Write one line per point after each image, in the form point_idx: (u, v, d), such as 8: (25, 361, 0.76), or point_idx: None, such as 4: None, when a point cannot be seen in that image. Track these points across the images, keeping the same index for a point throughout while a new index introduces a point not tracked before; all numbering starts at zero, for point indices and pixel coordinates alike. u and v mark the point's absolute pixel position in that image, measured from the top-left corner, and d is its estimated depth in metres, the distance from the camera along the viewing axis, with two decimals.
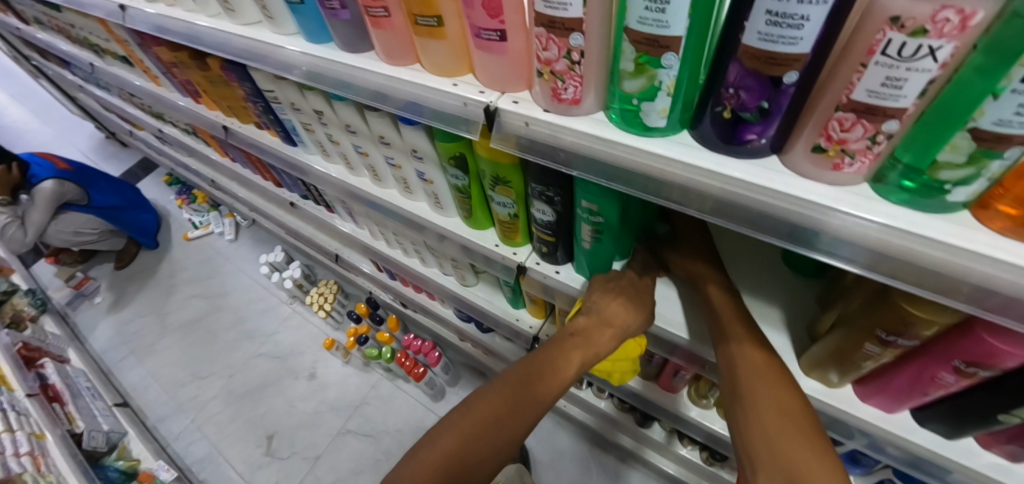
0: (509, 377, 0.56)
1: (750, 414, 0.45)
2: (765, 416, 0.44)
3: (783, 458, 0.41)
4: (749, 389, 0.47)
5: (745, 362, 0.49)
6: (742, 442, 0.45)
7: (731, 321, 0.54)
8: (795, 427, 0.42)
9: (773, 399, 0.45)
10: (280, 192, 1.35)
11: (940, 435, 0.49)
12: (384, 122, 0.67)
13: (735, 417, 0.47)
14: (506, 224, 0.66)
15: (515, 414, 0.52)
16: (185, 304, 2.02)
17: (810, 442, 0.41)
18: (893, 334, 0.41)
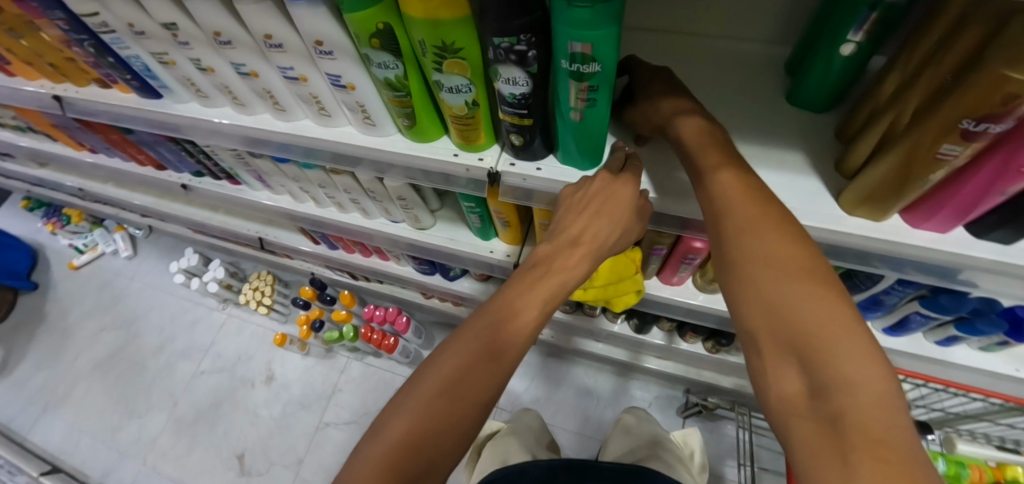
0: (466, 332, 0.47)
1: (751, 283, 0.36)
2: (769, 282, 0.35)
3: (795, 331, 0.33)
4: (747, 250, 0.37)
5: (739, 216, 0.38)
6: (740, 315, 0.37)
7: (715, 168, 0.42)
8: (812, 287, 0.34)
9: (779, 258, 0.35)
10: (164, 175, 1.06)
11: (1001, 242, 0.45)
12: (264, 12, 0.46)
13: (731, 285, 0.38)
14: (463, 121, 0.51)
15: (479, 372, 0.44)
16: (92, 341, 1.67)
17: (829, 304, 0.33)
18: (984, 121, 0.34)
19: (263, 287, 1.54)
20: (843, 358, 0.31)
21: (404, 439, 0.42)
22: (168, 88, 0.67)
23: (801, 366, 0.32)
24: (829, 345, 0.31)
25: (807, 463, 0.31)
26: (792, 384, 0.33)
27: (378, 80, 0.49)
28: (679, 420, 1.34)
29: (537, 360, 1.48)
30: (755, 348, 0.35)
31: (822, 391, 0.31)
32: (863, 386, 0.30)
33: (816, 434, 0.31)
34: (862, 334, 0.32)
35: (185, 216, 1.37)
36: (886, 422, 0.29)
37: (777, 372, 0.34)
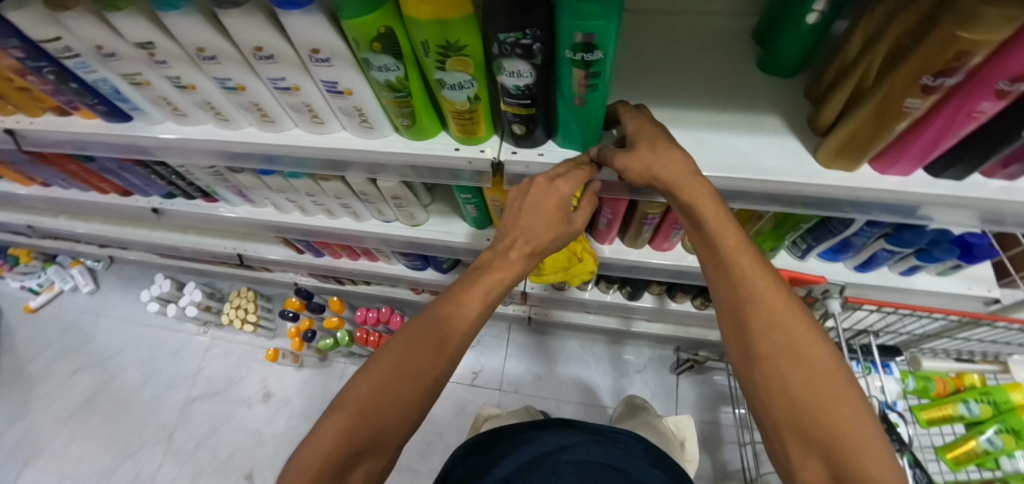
0: (405, 339, 0.48)
1: (778, 374, 0.42)
2: (794, 377, 0.41)
3: (822, 426, 0.39)
4: (775, 345, 0.43)
5: (767, 316, 0.44)
6: (768, 407, 0.43)
7: (738, 259, 0.46)
8: (830, 384, 0.41)
9: (803, 356, 0.42)
10: (131, 201, 1.01)
11: (954, 178, 0.52)
12: (254, 23, 0.45)
13: (756, 381, 0.44)
14: (465, 116, 0.52)
15: (415, 379, 0.45)
16: (63, 385, 1.57)
17: (844, 399, 0.40)
18: (941, 76, 0.39)
19: (245, 304, 1.49)
20: (862, 452, 0.38)
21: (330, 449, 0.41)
22: (140, 110, 0.65)
23: (824, 460, 0.39)
24: (850, 441, 0.38)
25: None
26: (814, 473, 0.40)
27: (378, 83, 0.49)
28: (674, 377, 1.42)
29: (534, 340, 1.51)
30: (781, 440, 0.42)
31: (842, 480, 0.38)
32: (879, 479, 0.37)
33: None
34: (872, 429, 0.39)
35: (153, 242, 1.30)
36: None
37: (802, 464, 0.41)
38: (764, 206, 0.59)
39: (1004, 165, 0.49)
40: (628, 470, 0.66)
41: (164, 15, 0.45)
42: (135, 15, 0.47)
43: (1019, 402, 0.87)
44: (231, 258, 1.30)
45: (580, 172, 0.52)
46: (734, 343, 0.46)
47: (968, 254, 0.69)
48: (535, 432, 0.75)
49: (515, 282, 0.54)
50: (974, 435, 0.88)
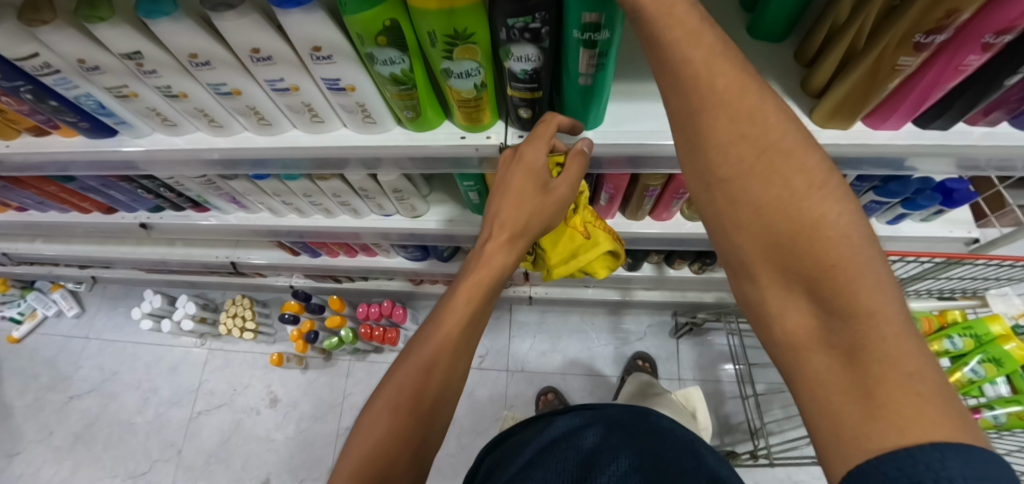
0: (420, 343, 0.51)
1: (751, 210, 0.31)
2: (770, 200, 0.30)
3: (804, 263, 0.29)
4: (734, 173, 0.32)
5: (727, 130, 0.31)
6: (737, 255, 0.33)
7: (687, 56, 0.31)
8: (812, 208, 0.29)
9: (772, 178, 0.30)
10: (117, 218, 0.98)
11: (941, 128, 0.56)
12: (251, 26, 0.44)
13: (718, 218, 0.33)
14: (471, 104, 0.52)
15: (437, 373, 0.50)
16: (61, 414, 1.53)
17: (832, 223, 0.29)
18: (932, 34, 0.41)
19: (242, 312, 1.46)
20: (855, 289, 0.27)
21: (373, 449, 0.45)
22: (126, 123, 0.63)
23: (813, 302, 0.29)
24: (843, 278, 0.28)
25: (822, 405, 0.29)
26: (801, 324, 0.30)
27: (381, 77, 0.49)
28: (674, 341, 1.47)
29: (535, 319, 1.53)
30: (754, 282, 0.32)
31: (834, 330, 0.28)
32: (876, 320, 0.27)
33: (834, 371, 0.28)
34: (876, 265, 0.28)
35: (139, 258, 1.26)
36: (908, 358, 0.26)
37: (784, 309, 0.31)
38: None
39: (986, 112, 0.53)
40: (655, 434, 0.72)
41: (153, 23, 0.44)
42: (121, 25, 0.45)
43: (998, 332, 0.96)
44: (223, 267, 1.27)
45: (541, 130, 0.49)
46: (694, 174, 0.35)
47: (950, 200, 0.73)
48: (553, 418, 0.80)
49: (505, 274, 0.55)
50: (960, 367, 0.98)
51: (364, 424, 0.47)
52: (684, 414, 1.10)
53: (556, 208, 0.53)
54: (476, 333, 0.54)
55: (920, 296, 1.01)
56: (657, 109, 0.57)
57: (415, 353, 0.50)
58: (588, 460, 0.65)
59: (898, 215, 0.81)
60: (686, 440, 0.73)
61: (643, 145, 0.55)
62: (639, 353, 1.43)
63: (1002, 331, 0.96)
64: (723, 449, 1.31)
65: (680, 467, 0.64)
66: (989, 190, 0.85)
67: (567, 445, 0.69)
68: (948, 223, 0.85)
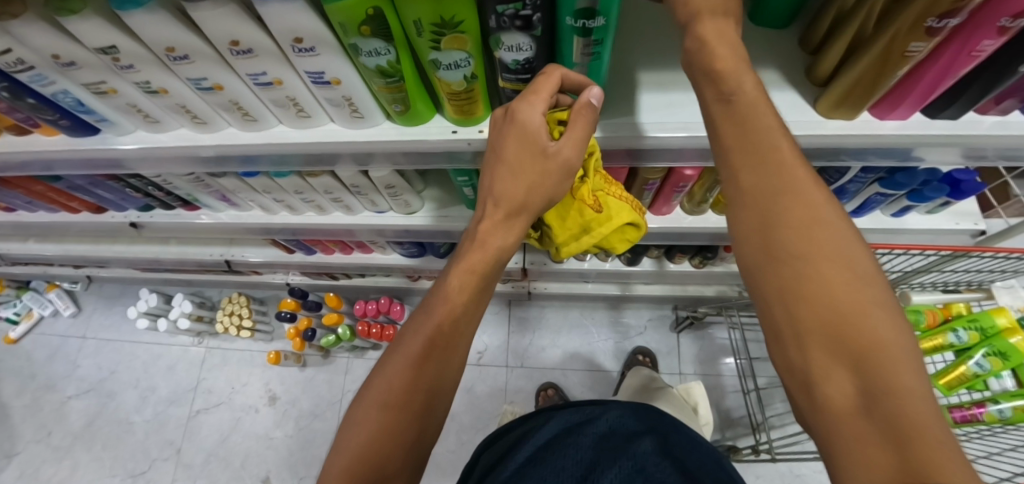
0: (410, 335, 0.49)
1: (801, 276, 0.32)
2: (825, 272, 0.31)
3: (854, 332, 0.29)
4: (787, 239, 0.33)
5: (788, 199, 0.34)
6: (779, 317, 0.33)
7: (766, 133, 0.35)
8: (863, 288, 0.31)
9: (823, 250, 0.32)
10: (107, 217, 0.96)
11: (951, 117, 0.54)
12: (228, 17, 0.42)
13: (764, 279, 0.34)
14: (462, 97, 0.50)
15: (428, 367, 0.47)
16: (59, 414, 1.52)
17: (871, 300, 0.30)
18: (945, 17, 0.39)
19: (239, 310, 1.44)
20: (898, 366, 0.28)
21: (361, 448, 0.44)
22: (108, 120, 0.61)
23: (850, 367, 0.29)
24: (889, 354, 0.28)
25: (857, 467, 0.27)
26: (837, 390, 0.29)
27: (367, 70, 0.47)
28: (674, 336, 1.46)
29: (534, 315, 1.51)
30: (791, 344, 0.32)
31: (873, 394, 0.28)
32: (917, 398, 0.27)
33: (867, 443, 0.27)
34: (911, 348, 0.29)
35: (133, 257, 1.25)
36: (943, 436, 0.26)
37: (825, 374, 0.30)
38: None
39: (998, 101, 0.51)
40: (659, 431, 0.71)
41: (125, 15, 0.42)
42: (93, 17, 0.43)
43: (1004, 325, 0.96)
44: (218, 265, 1.26)
45: (540, 84, 0.43)
46: (744, 232, 0.35)
47: (958, 191, 0.71)
48: (552, 413, 0.78)
49: (501, 258, 0.51)
50: (964, 360, 0.96)
51: (356, 419, 0.46)
52: (684, 409, 1.09)
53: (561, 174, 0.46)
54: (474, 325, 0.51)
55: (924, 289, 1.01)
56: (656, 100, 0.55)
57: (407, 343, 0.49)
58: (590, 462, 0.64)
59: (904, 207, 0.79)
60: (691, 441, 0.71)
61: (641, 138, 0.53)
62: (639, 347, 1.42)
63: (1008, 323, 0.96)
64: (724, 444, 1.30)
65: (686, 468, 0.62)
66: (997, 180, 0.83)
67: (569, 444, 0.68)
68: (954, 215, 0.83)
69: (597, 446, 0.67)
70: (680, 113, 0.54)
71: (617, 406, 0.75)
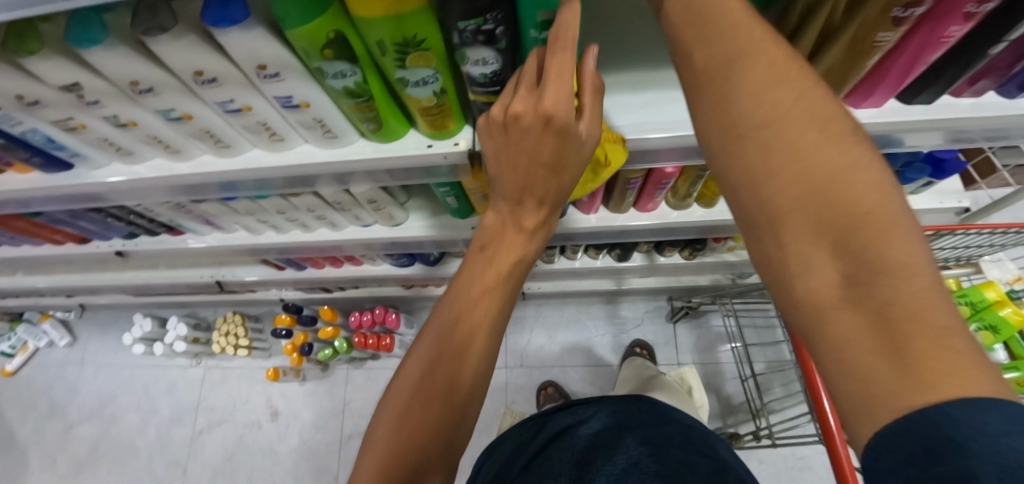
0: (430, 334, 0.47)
1: (772, 148, 0.27)
2: (798, 140, 0.26)
3: (834, 207, 0.25)
4: (749, 107, 0.28)
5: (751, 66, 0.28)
6: (752, 204, 0.28)
7: None
8: (842, 149, 0.26)
9: (793, 126, 0.27)
10: (91, 247, 0.95)
11: (925, 102, 0.54)
12: (190, 46, 0.41)
13: (735, 169, 0.29)
14: (432, 111, 0.49)
15: (459, 365, 0.45)
16: (62, 442, 1.52)
17: (858, 168, 0.25)
18: (912, 6, 0.39)
19: (234, 329, 1.43)
20: (895, 242, 0.24)
21: (395, 446, 0.44)
22: (80, 155, 0.60)
23: (838, 249, 0.25)
24: (875, 227, 0.24)
25: (843, 372, 0.25)
26: (822, 277, 0.26)
27: (335, 91, 0.46)
28: (671, 326, 1.46)
29: (530, 313, 1.51)
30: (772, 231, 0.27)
31: (864, 282, 0.24)
32: (907, 282, 0.23)
33: (861, 337, 0.24)
34: (901, 212, 0.25)
35: (123, 284, 1.23)
36: (943, 329, 0.23)
37: (808, 264, 0.26)
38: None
39: (972, 82, 0.53)
40: (651, 421, 0.72)
41: (85, 53, 0.41)
42: (53, 57, 0.42)
43: (993, 298, 0.97)
44: (209, 286, 1.25)
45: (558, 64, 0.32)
46: (704, 115, 0.30)
47: (939, 170, 0.73)
48: (550, 415, 0.80)
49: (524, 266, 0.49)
50: None
51: (382, 423, 0.46)
52: (681, 397, 1.10)
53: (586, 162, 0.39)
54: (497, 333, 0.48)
55: None
56: (631, 101, 0.55)
57: (426, 348, 0.47)
58: (582, 462, 0.65)
59: None
60: (687, 430, 0.71)
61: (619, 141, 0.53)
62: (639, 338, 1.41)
63: (997, 297, 0.97)
64: (726, 431, 1.31)
65: (675, 460, 0.63)
66: (978, 156, 0.84)
67: (562, 444, 0.70)
68: (939, 194, 0.83)
69: (590, 442, 0.69)
70: (655, 113, 0.54)
71: (609, 403, 0.76)
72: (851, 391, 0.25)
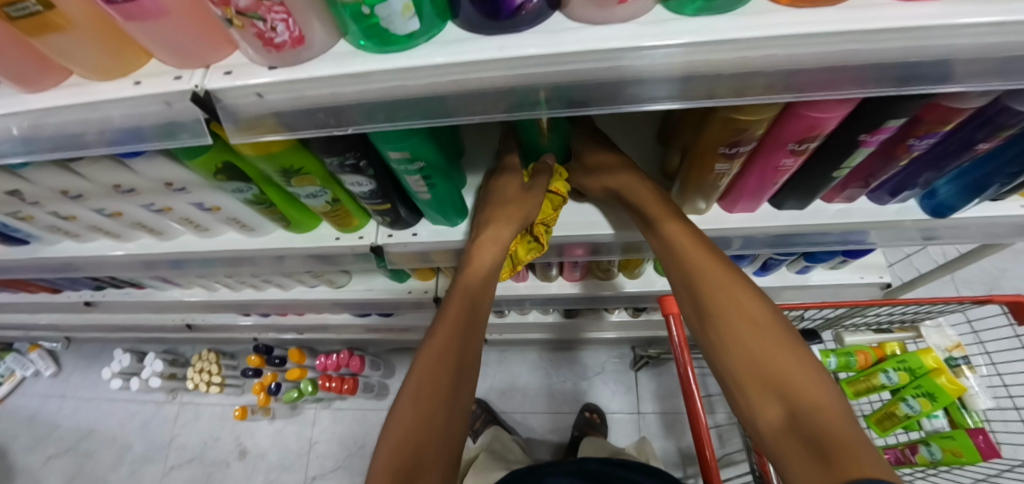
0: (444, 327, 0.52)
1: (455, 317, 0.53)
2: (453, 338, 0.51)
3: (437, 379, 0.48)
4: (472, 293, 0.54)
5: (477, 282, 0.54)
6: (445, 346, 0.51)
7: (487, 258, 0.55)
8: (451, 346, 0.51)
9: (455, 328, 0.52)
10: (62, 297, 1.01)
11: (796, 209, 0.59)
12: (104, 168, 0.47)
13: (455, 308, 0.53)
14: (331, 214, 0.55)
15: (478, 256, 0.54)
16: (38, 473, 1.54)
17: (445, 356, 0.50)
18: (734, 145, 0.44)
19: (207, 367, 1.48)
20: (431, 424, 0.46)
21: (452, 334, 0.51)
22: (35, 234, 0.67)
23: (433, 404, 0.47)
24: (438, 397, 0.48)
25: (397, 441, 0.45)
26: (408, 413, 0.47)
27: (239, 199, 0.52)
28: (633, 374, 1.47)
29: (495, 357, 1.53)
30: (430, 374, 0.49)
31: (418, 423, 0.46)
32: (418, 438, 0.45)
33: (405, 427, 0.46)
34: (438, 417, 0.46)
35: (101, 324, 1.30)
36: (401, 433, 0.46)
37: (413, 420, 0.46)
38: (632, 252, 0.66)
39: (842, 189, 0.57)
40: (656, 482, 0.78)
41: (20, 171, 0.48)
42: None
43: (931, 365, 0.98)
44: (181, 328, 1.31)
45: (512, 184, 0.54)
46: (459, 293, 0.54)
47: (849, 251, 0.77)
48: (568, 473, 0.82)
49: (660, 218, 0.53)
50: (897, 403, 1.00)
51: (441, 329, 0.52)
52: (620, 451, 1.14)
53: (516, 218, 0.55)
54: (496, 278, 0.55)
55: (856, 330, 1.06)
56: None
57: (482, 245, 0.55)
58: None
59: (804, 267, 0.84)
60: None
61: None
62: (589, 403, 1.42)
63: (935, 363, 0.98)
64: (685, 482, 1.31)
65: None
66: None
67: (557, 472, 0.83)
68: (859, 269, 0.87)
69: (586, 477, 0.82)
70: None
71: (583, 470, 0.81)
72: (384, 457, 0.44)
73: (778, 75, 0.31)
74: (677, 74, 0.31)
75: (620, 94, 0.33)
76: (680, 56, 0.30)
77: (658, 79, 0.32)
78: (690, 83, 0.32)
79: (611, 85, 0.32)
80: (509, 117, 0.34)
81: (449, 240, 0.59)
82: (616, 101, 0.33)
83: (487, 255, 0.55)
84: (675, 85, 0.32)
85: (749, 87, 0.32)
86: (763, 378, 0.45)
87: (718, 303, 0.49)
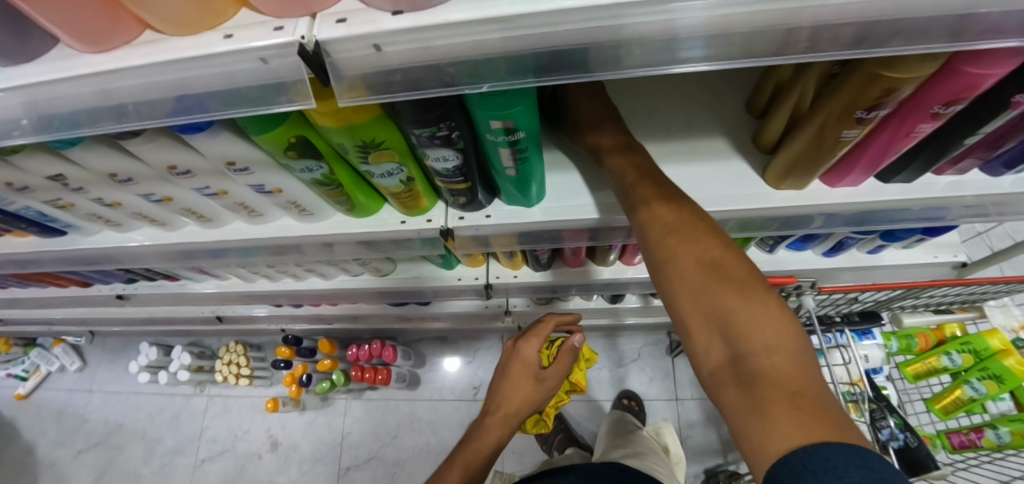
0: (484, 434, 0.66)
1: (492, 424, 0.67)
2: (483, 440, 0.66)
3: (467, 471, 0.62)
4: (507, 405, 0.68)
5: (510, 396, 0.68)
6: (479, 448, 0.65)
7: (520, 382, 0.69)
8: (484, 446, 0.65)
9: (487, 433, 0.66)
10: (93, 290, 0.97)
11: (903, 181, 0.55)
12: (160, 147, 0.42)
13: (495, 419, 0.67)
14: (402, 195, 0.51)
15: (515, 382, 0.69)
16: (69, 468, 1.54)
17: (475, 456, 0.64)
18: (873, 109, 0.39)
19: (235, 359, 1.45)
20: None
21: (486, 439, 0.66)
22: (74, 224, 0.62)
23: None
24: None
25: None
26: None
27: (306, 180, 0.48)
28: (670, 360, 1.44)
29: None
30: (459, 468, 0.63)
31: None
32: None
33: None
34: None
35: (129, 317, 1.27)
36: None
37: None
38: None
39: (956, 162, 0.53)
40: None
41: (66, 152, 0.43)
42: (36, 154, 0.44)
43: (997, 347, 0.92)
44: (210, 320, 1.28)
45: (539, 330, 0.71)
46: (496, 402, 0.69)
47: (931, 229, 0.73)
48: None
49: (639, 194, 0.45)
50: (961, 385, 0.98)
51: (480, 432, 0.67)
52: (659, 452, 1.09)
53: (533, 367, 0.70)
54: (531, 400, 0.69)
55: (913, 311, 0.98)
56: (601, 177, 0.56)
57: (517, 373, 0.70)
58: None
59: (878, 246, 0.80)
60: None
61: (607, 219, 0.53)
62: (626, 391, 1.39)
63: (1001, 345, 0.92)
64: (726, 469, 1.29)
65: None
66: None
67: None
68: (934, 248, 0.83)
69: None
70: None
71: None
72: None
73: (965, 21, 0.25)
74: (710, 30, 0.27)
75: (659, 49, 0.28)
76: (711, 10, 0.25)
77: (690, 37, 0.27)
78: (727, 41, 0.27)
79: (788, 33, 0.27)
80: (650, 72, 0.29)
81: (524, 221, 0.55)
82: (650, 61, 0.29)
83: (522, 382, 0.69)
84: (713, 43, 0.27)
85: (792, 43, 0.27)
86: (704, 304, 0.36)
87: (653, 238, 0.41)
